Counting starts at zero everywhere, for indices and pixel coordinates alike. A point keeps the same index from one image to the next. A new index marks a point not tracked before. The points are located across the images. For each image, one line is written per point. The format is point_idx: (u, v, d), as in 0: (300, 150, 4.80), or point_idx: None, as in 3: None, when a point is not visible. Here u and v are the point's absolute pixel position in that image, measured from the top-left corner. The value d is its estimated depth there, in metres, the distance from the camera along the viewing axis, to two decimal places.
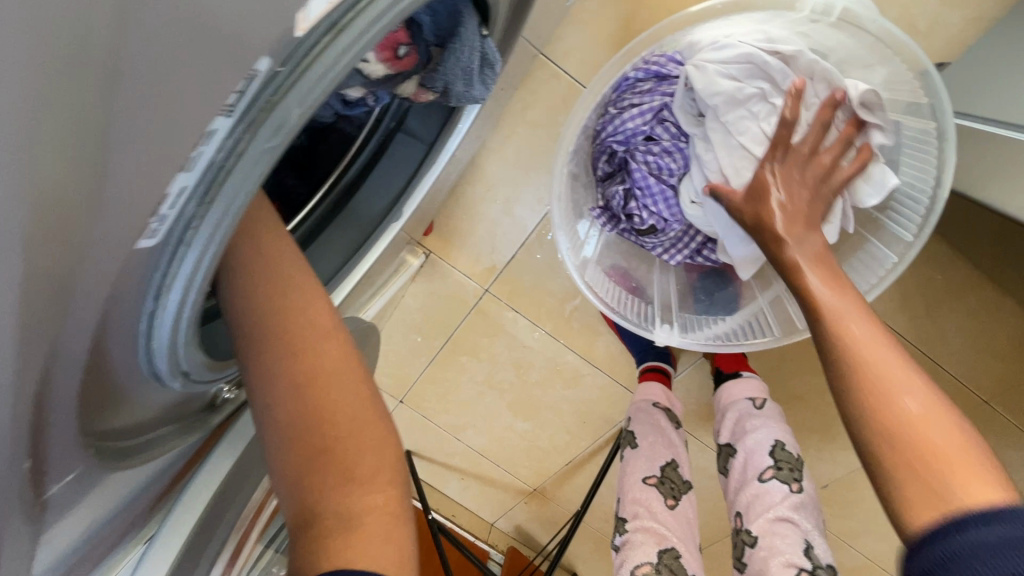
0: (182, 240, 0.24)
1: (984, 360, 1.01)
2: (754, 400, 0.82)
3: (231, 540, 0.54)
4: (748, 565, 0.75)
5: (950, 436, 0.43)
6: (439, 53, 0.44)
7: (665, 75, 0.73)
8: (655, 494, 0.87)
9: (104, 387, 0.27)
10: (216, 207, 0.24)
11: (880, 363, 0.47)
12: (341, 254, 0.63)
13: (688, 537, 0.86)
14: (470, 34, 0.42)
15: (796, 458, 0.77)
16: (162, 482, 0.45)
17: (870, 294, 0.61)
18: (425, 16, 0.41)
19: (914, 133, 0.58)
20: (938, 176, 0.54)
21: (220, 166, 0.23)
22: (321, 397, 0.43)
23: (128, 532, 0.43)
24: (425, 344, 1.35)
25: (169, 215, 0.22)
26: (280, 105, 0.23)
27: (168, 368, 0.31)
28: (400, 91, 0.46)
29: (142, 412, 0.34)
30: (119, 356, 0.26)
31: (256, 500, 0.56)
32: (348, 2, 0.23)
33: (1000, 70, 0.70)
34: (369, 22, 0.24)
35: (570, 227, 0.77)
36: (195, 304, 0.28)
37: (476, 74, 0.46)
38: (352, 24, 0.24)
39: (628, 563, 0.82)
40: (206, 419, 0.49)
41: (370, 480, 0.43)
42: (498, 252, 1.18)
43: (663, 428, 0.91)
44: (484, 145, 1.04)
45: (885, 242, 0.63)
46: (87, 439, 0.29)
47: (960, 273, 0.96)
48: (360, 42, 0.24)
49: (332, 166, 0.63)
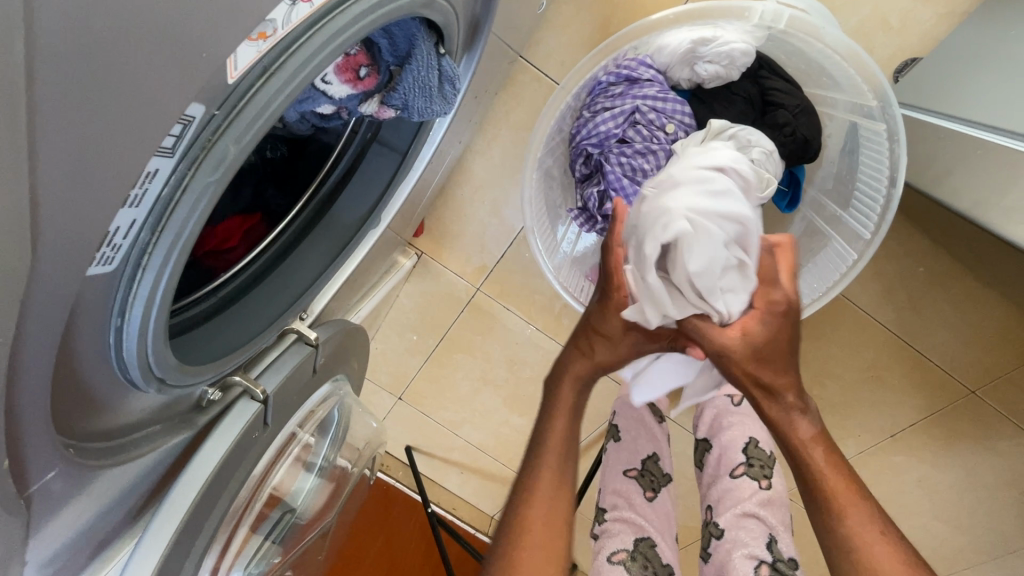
0: (139, 264, 0.27)
1: (969, 350, 1.02)
2: (733, 397, 0.86)
3: (220, 532, 0.57)
4: (712, 555, 0.76)
5: (891, 555, 0.52)
6: (398, 72, 0.46)
7: (636, 79, 0.74)
8: (634, 486, 0.90)
9: (81, 394, 0.31)
10: (169, 234, 0.28)
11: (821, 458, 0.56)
12: (318, 264, 0.65)
13: (664, 527, 0.87)
14: (424, 53, 0.44)
15: (769, 455, 0.81)
16: (152, 477, 0.48)
17: (833, 290, 0.63)
18: (381, 41, 0.43)
19: (868, 133, 0.60)
20: (893, 174, 0.56)
21: (167, 197, 0.26)
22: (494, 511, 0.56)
23: (120, 523, 0.47)
24: (421, 342, 1.38)
25: (125, 244, 0.25)
26: (219, 143, 0.27)
27: (141, 376, 0.34)
28: (363, 109, 0.48)
29: (124, 415, 0.37)
30: (90, 364, 0.30)
31: (244, 494, 0.60)
32: (274, 50, 0.26)
33: (966, 66, 0.71)
34: (298, 66, 0.28)
35: (547, 229, 0.80)
36: (158, 319, 0.31)
37: (435, 91, 0.48)
38: (281, 68, 0.27)
39: (605, 550, 0.82)
40: (195, 419, 0.52)
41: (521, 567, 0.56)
42: (488, 252, 1.21)
43: (647, 423, 0.96)
44: (470, 148, 1.06)
45: (846, 240, 0.65)
46: (69, 439, 0.32)
47: (941, 264, 0.97)
48: (291, 84, 0.28)
49: (311, 176, 0.65)
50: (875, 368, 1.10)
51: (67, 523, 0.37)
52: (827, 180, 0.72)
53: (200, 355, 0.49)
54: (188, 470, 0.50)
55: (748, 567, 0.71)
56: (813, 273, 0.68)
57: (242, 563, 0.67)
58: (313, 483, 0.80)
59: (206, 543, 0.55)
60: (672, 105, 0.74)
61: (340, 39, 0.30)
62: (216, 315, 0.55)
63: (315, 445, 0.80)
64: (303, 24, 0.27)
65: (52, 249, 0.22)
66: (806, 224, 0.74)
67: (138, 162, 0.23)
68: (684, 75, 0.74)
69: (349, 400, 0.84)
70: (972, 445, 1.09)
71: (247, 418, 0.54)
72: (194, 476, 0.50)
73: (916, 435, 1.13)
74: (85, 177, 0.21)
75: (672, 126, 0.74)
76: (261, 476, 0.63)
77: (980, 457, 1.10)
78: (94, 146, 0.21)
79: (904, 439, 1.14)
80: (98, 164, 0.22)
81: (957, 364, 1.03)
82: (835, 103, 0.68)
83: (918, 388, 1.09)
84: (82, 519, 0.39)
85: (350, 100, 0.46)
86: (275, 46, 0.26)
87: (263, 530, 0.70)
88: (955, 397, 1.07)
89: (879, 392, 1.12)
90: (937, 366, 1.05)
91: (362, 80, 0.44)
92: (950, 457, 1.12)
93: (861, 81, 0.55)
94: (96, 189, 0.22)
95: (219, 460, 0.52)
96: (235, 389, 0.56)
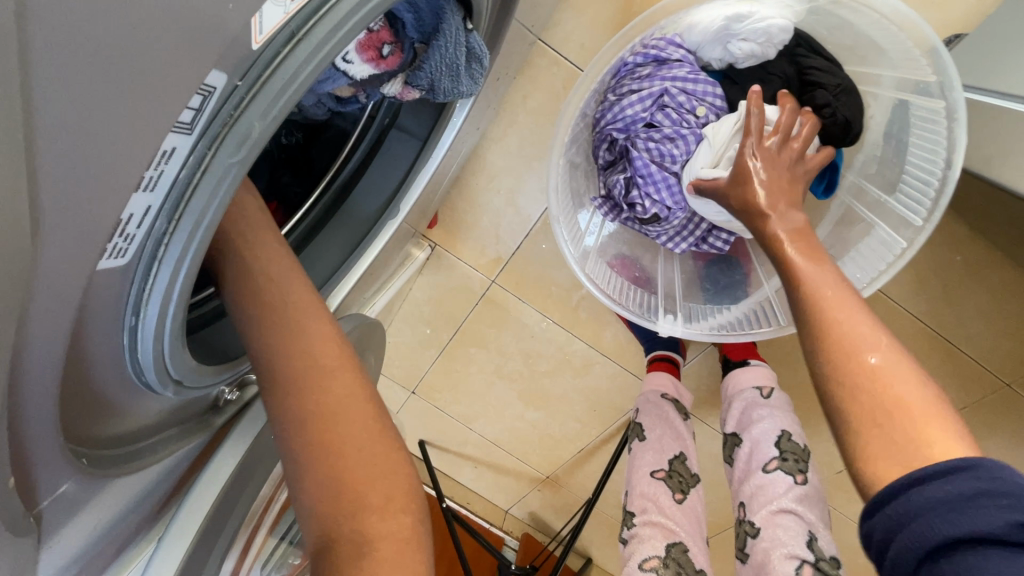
0: (155, 256, 0.25)
1: (1006, 342, 0.98)
2: (763, 390, 0.82)
3: (239, 535, 0.55)
4: (749, 555, 0.75)
5: (920, 393, 0.42)
6: (423, 50, 0.43)
7: (665, 59, 0.70)
8: (662, 487, 0.88)
9: (92, 398, 0.28)
10: (187, 223, 0.25)
11: (853, 330, 0.45)
12: (337, 254, 0.63)
13: (695, 529, 0.86)
14: (452, 29, 0.41)
15: (803, 449, 0.77)
16: (169, 480, 0.46)
17: (879, 281, 0.59)
18: (406, 14, 0.40)
19: (921, 112, 0.56)
20: (951, 156, 0.52)
21: (185, 181, 0.24)
22: (335, 438, 0.43)
23: (137, 528, 0.45)
24: (434, 335, 1.36)
25: (139, 234, 0.23)
26: (241, 119, 0.24)
27: (158, 379, 0.32)
28: (384, 91, 0.45)
29: (138, 420, 0.35)
30: (103, 368, 0.27)
31: (263, 496, 0.58)
32: (303, 12, 0.23)
33: (1018, 40, 0.66)
34: (328, 32, 0.25)
35: (570, 217, 0.76)
36: (176, 317, 0.28)
37: (463, 68, 0.45)
38: (311, 35, 0.24)
39: (637, 556, 0.83)
40: (211, 420, 0.50)
41: (390, 506, 0.44)
42: (503, 243, 1.18)
43: (672, 420, 0.91)
44: (485, 135, 1.03)
45: (892, 227, 0.61)
46: (81, 448, 0.30)
47: (979, 252, 0.93)
48: (320, 52, 0.25)
49: (327, 164, 0.63)
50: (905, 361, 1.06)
51: (80, 535, 0.35)
52: (868, 164, 0.69)
53: (216, 352, 0.46)
54: (205, 473, 0.48)
55: (789, 567, 0.69)
56: (854, 262, 0.65)
57: (260, 564, 0.65)
58: None
59: (226, 548, 0.53)
60: (702, 86, 0.71)
61: (374, 3, 0.26)
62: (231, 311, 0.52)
63: None
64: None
65: (58, 239, 0.19)
66: (844, 210, 0.71)
67: (152, 139, 0.20)
68: (715, 54, 0.70)
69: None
70: (1005, 439, 1.06)
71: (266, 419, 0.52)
72: (213, 479, 0.48)
73: None
74: (93, 155, 0.18)
75: (703, 109, 0.71)
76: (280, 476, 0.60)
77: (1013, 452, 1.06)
78: (104, 119, 0.18)
79: None
80: (108, 142, 0.19)
81: (991, 356, 1.00)
82: (880, 81, 0.64)
83: (950, 382, 1.05)
84: (95, 529, 0.37)
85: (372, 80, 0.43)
86: (304, 8, 0.23)
87: (282, 530, 0.68)
88: (988, 390, 1.03)
89: None
90: (971, 358, 1.01)
91: (386, 57, 0.41)
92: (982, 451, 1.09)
93: (919, 54, 0.51)
94: (106, 170, 0.19)
95: (238, 463, 0.49)
96: (251, 388, 0.54)
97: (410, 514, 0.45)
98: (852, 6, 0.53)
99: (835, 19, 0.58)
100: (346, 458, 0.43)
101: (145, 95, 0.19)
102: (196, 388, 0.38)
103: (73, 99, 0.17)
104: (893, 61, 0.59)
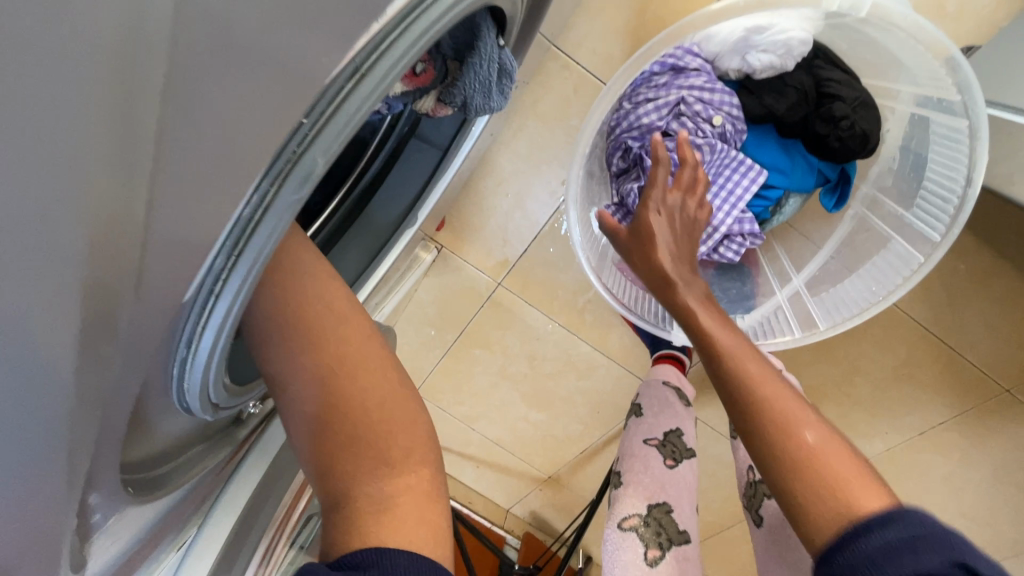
0: (212, 292, 0.24)
1: (1009, 349, 0.99)
2: None
3: (264, 544, 0.55)
4: (765, 519, 0.73)
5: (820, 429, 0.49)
6: (456, 67, 0.43)
7: (682, 69, 0.70)
8: (653, 456, 0.85)
9: (136, 425, 0.28)
10: (245, 261, 0.25)
11: (751, 366, 0.52)
12: (359, 262, 0.63)
13: (686, 503, 0.83)
14: (488, 47, 0.41)
15: None
16: (195, 490, 0.46)
17: (894, 295, 0.60)
18: (441, 33, 0.40)
19: (941, 131, 0.57)
20: (969, 171, 0.52)
21: (246, 221, 0.23)
22: (353, 390, 0.41)
23: (164, 537, 0.45)
24: (439, 337, 1.36)
25: (199, 271, 0.23)
26: (305, 156, 0.24)
27: (201, 406, 0.32)
28: (418, 108, 0.45)
29: (174, 438, 0.35)
30: (150, 395, 0.27)
31: (288, 499, 0.57)
32: (367, 47, 0.23)
33: None
34: (387, 67, 0.25)
35: (586, 225, 0.77)
36: (225, 349, 0.28)
37: (495, 85, 0.44)
38: (372, 69, 0.24)
39: (616, 515, 0.81)
40: (235, 432, 0.50)
41: (409, 459, 0.42)
42: (511, 246, 1.18)
43: (673, 404, 0.90)
44: (496, 139, 1.02)
45: (909, 242, 0.62)
46: (123, 475, 0.31)
47: (983, 261, 0.94)
48: (378, 89, 0.25)
49: (347, 170, 0.61)
50: (907, 366, 1.07)
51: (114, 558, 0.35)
52: (884, 176, 0.70)
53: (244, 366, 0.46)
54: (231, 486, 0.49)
55: None
56: (871, 275, 0.66)
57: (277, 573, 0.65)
58: None
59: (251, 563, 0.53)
60: (720, 96, 0.70)
61: (431, 34, 0.26)
62: None
63: None
64: (396, 15, 0.24)
65: None
66: (857, 220, 0.73)
67: (214, 174, 0.20)
68: (733, 64, 0.70)
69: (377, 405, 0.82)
70: (1005, 445, 1.07)
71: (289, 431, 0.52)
72: (237, 495, 0.48)
73: (947, 435, 1.10)
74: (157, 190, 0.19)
75: (720, 117, 0.70)
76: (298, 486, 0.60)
77: (1013, 458, 1.07)
78: None
79: (935, 438, 1.12)
80: None
81: (994, 363, 1.00)
82: (898, 95, 0.64)
83: (951, 389, 1.06)
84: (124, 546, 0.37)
85: (406, 96, 0.43)
86: (367, 43, 0.23)
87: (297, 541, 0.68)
88: (987, 395, 1.03)
89: (910, 390, 1.09)
90: (974, 366, 1.02)
91: (421, 76, 0.41)
92: (982, 457, 1.09)
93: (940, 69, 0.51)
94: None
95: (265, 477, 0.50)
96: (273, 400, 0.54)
97: (429, 468, 0.43)
98: (880, 25, 0.53)
99: (862, 33, 0.57)
100: (371, 412, 0.41)
101: (209, 134, 0.19)
102: (232, 408, 0.38)
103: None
104: (909, 78, 0.59)
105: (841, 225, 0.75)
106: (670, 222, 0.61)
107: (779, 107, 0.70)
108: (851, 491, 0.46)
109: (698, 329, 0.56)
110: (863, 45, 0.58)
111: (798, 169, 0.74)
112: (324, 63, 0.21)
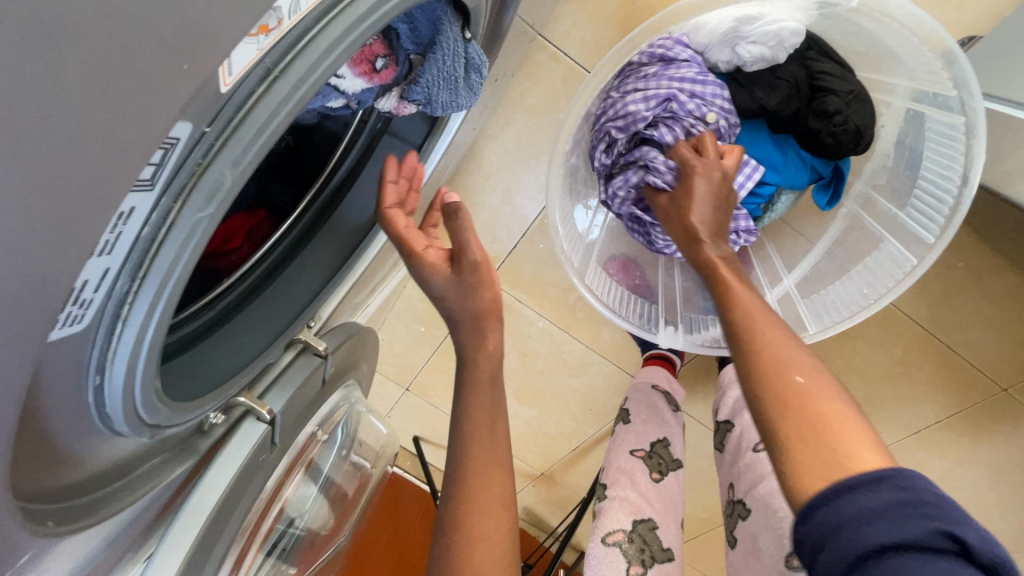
0: (119, 317, 0.23)
1: (1005, 347, 0.96)
2: None
3: (230, 557, 0.53)
4: (739, 539, 0.74)
5: (841, 407, 0.40)
6: (420, 62, 0.40)
7: (672, 59, 0.67)
8: (638, 470, 0.84)
9: (49, 457, 0.26)
10: (153, 279, 0.23)
11: (786, 352, 0.44)
12: (330, 264, 0.61)
13: (670, 517, 0.82)
14: (451, 40, 0.38)
15: None
16: (155, 504, 0.44)
17: (887, 298, 0.58)
18: (400, 24, 0.37)
19: (937, 127, 0.54)
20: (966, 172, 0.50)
21: (148, 239, 0.22)
22: (464, 523, 0.50)
23: (122, 554, 0.43)
24: (429, 334, 1.34)
25: (97, 297, 0.21)
26: (210, 170, 0.22)
27: (131, 429, 0.30)
28: (379, 106, 0.42)
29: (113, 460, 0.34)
30: (65, 427, 0.25)
31: (259, 506, 0.56)
32: (279, 46, 0.22)
33: None
34: (308, 68, 0.23)
35: (569, 223, 0.74)
36: (144, 375, 0.26)
37: (461, 82, 0.42)
38: (288, 70, 0.23)
39: (600, 529, 0.80)
40: (197, 444, 0.48)
41: None
42: (499, 242, 1.15)
43: (661, 410, 0.89)
44: (482, 133, 0.99)
45: (903, 243, 0.60)
46: (43, 509, 0.28)
47: (981, 258, 0.91)
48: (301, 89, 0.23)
49: (318, 168, 0.58)
50: (903, 366, 1.05)
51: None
52: (878, 175, 0.68)
53: (204, 376, 0.44)
54: (186, 503, 0.45)
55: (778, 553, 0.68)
56: (862, 277, 0.64)
57: None
58: (320, 489, 0.77)
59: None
60: (712, 88, 0.67)
61: (361, 31, 0.25)
62: (216, 329, 0.49)
63: (324, 451, 0.76)
64: (313, 11, 0.22)
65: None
66: (850, 219, 0.71)
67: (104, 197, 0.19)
68: (722, 56, 0.67)
69: (357, 407, 0.80)
70: (1000, 444, 1.05)
71: (253, 442, 0.50)
72: (196, 512, 0.45)
73: (942, 434, 1.08)
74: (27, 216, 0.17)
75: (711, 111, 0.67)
76: (267, 498, 0.58)
77: (1009, 457, 1.05)
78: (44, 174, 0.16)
79: (930, 437, 1.10)
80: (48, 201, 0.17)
81: (990, 362, 0.98)
82: (893, 89, 0.62)
83: (947, 388, 1.04)
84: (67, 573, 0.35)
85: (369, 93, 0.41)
86: (279, 42, 0.22)
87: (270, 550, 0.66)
88: (983, 395, 1.01)
89: (905, 390, 1.07)
90: (970, 365, 1.00)
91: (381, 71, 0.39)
92: (977, 456, 1.08)
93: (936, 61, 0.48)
94: (51, 236, 0.17)
95: (227, 492, 0.47)
96: (238, 408, 0.52)
97: None
98: (874, 15, 0.50)
99: (855, 24, 0.54)
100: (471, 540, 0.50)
101: (91, 154, 0.17)
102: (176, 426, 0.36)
103: (22, 169, 0.16)
104: (903, 72, 0.56)
105: (834, 224, 0.72)
106: (712, 191, 0.59)
107: (770, 100, 0.67)
108: (850, 453, 0.38)
109: (733, 323, 0.49)
110: (857, 36, 0.56)
111: (790, 165, 0.71)
112: (222, 62, 0.19)
